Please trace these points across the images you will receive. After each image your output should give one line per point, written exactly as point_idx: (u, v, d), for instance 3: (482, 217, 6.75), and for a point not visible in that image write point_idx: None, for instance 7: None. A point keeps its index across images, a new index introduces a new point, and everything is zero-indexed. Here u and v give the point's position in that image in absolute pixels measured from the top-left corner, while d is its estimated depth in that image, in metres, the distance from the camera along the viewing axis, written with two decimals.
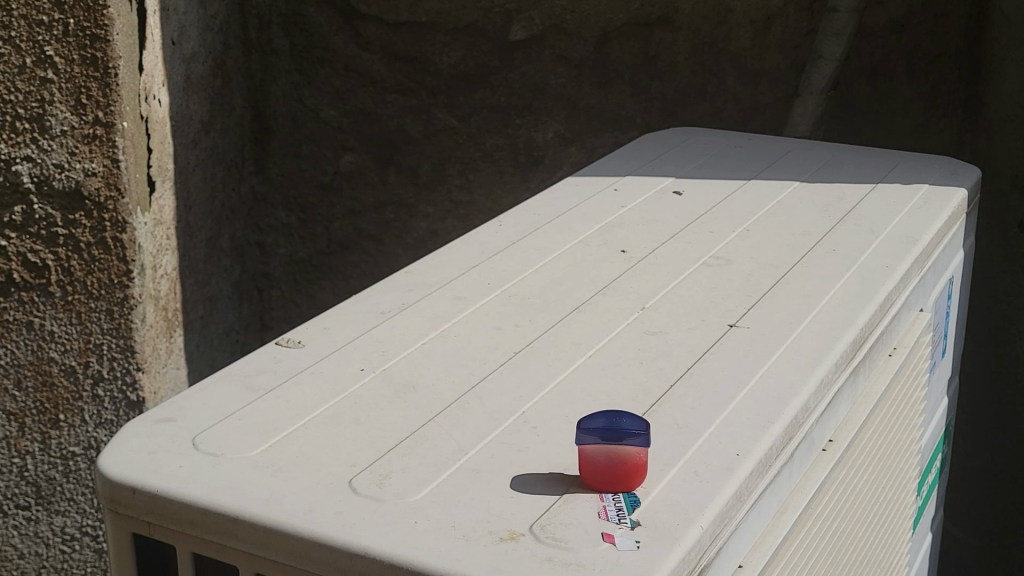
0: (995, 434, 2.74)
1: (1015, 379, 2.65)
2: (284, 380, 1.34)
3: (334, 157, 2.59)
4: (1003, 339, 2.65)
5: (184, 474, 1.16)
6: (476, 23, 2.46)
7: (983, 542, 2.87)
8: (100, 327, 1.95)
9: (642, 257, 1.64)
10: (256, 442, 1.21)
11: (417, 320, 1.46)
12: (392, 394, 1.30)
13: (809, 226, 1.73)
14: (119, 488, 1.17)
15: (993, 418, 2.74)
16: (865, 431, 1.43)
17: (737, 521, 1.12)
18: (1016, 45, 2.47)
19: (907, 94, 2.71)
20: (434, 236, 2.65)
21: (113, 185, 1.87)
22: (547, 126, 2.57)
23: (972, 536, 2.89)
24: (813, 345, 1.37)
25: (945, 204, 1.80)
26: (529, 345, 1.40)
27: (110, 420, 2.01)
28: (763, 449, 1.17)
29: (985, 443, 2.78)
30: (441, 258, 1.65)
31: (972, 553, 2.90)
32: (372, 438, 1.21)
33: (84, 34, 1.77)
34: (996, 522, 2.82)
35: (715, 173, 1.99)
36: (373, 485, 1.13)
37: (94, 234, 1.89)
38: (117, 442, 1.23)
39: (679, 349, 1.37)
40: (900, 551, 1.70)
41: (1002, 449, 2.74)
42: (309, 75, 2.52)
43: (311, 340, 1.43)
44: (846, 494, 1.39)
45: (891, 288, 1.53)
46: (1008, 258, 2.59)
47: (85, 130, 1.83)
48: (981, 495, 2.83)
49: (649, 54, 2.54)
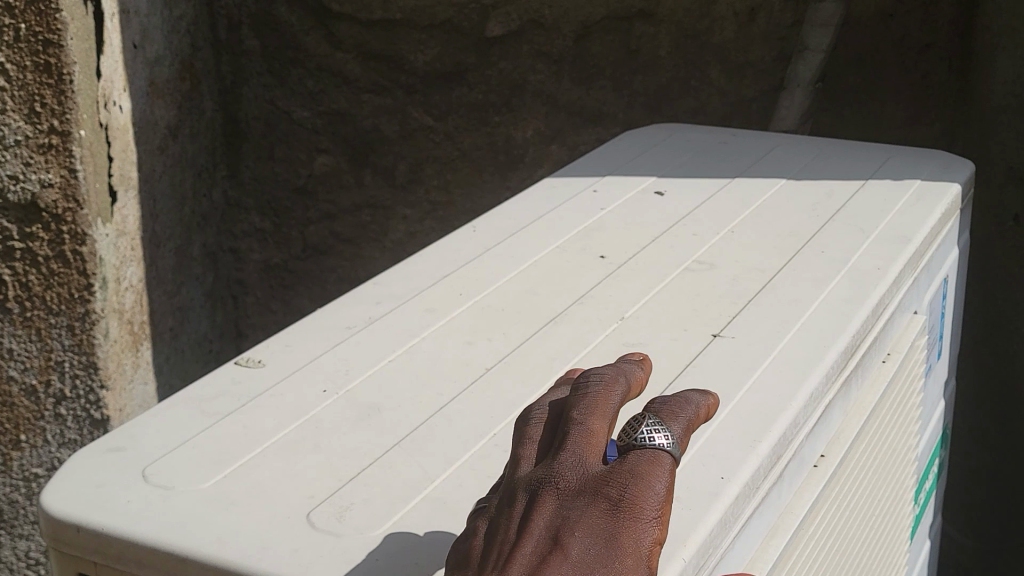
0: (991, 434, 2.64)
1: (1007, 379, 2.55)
2: (242, 403, 1.26)
3: (308, 159, 2.51)
4: (991, 338, 2.57)
5: (132, 509, 1.09)
6: (452, 18, 2.37)
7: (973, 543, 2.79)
8: (61, 343, 1.87)
9: (622, 262, 1.56)
10: (210, 473, 1.14)
11: (386, 335, 1.39)
12: (356, 416, 1.22)
13: (796, 226, 1.66)
14: (62, 525, 1.09)
15: (982, 416, 2.66)
16: (859, 443, 1.36)
17: (721, 551, 1.05)
18: (1006, 32, 2.36)
19: (896, 86, 2.64)
20: (413, 239, 2.59)
21: (70, 197, 1.78)
22: (526, 124, 2.49)
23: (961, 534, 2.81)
24: (802, 356, 1.29)
25: (938, 200, 1.73)
26: (502, 360, 1.32)
27: (75, 440, 1.93)
28: (749, 471, 1.09)
29: (981, 443, 2.69)
30: (411, 267, 1.57)
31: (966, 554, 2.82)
32: (333, 467, 1.14)
33: (36, 39, 1.70)
34: (993, 523, 2.73)
35: (700, 171, 1.92)
36: (332, 518, 1.06)
37: (52, 247, 1.81)
38: (63, 474, 1.15)
39: (660, 362, 1.30)
40: (899, 562, 1.63)
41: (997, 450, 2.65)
42: (281, 76, 2.44)
43: (273, 358, 1.35)
44: (839, 509, 1.32)
45: (884, 291, 1.45)
46: (994, 255, 2.51)
47: (40, 139, 1.75)
48: (976, 496, 2.74)
49: (631, 47, 2.47)
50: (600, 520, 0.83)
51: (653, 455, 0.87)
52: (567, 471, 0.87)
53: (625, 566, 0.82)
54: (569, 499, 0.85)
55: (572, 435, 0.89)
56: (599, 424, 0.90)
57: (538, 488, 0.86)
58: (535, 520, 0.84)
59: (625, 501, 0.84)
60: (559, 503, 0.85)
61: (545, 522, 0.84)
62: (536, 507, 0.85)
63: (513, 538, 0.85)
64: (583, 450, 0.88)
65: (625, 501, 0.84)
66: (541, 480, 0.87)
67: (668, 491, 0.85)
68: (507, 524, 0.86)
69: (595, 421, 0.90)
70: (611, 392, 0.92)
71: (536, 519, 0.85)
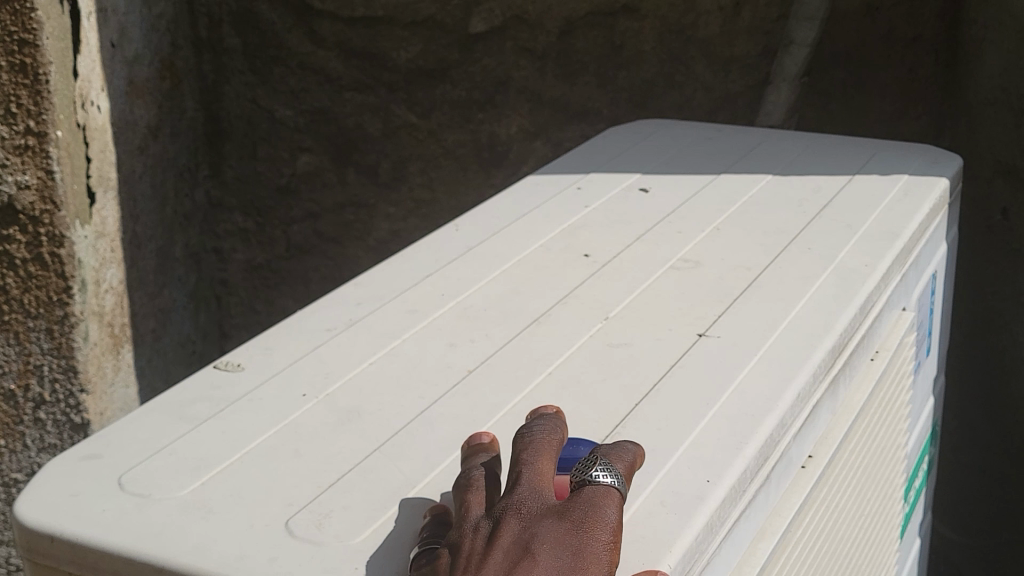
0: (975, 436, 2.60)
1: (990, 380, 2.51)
2: (220, 409, 1.24)
3: (291, 157, 2.49)
4: (967, 339, 2.55)
5: (108, 519, 1.07)
6: (434, 16, 2.33)
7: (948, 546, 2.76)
8: (40, 347, 1.84)
9: (606, 261, 1.54)
10: (187, 481, 1.12)
11: (366, 337, 1.37)
12: (336, 421, 1.20)
13: (783, 223, 1.64)
14: (37, 536, 1.07)
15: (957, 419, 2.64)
16: (848, 443, 1.34)
17: (708, 555, 1.03)
18: (994, 25, 2.34)
19: (883, 79, 2.63)
20: (397, 237, 2.57)
21: (48, 198, 1.76)
22: (510, 121, 2.47)
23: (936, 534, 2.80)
24: (789, 356, 1.27)
25: (926, 195, 1.71)
26: (484, 362, 1.30)
27: (54, 445, 1.91)
28: (736, 474, 1.07)
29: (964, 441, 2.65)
30: (392, 268, 1.55)
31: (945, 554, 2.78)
32: (312, 473, 1.12)
33: (11, 39, 1.67)
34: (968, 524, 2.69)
35: (685, 167, 1.90)
36: (311, 526, 1.04)
37: (30, 249, 1.79)
38: (38, 483, 1.13)
39: (646, 363, 1.28)
40: (889, 562, 1.62)
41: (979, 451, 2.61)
42: (263, 75, 2.41)
43: (252, 362, 1.33)
44: (828, 511, 1.30)
45: (872, 288, 1.43)
46: (974, 254, 2.49)
47: (17, 140, 1.72)
48: (954, 496, 2.71)
49: (615, 43, 2.44)
50: (564, 538, 0.90)
51: (604, 490, 0.93)
52: (528, 500, 0.93)
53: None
54: (534, 521, 0.91)
55: (528, 471, 0.96)
56: (548, 466, 0.97)
57: (502, 512, 0.93)
58: (499, 537, 0.91)
59: (586, 524, 0.90)
60: (522, 524, 0.91)
61: (510, 540, 0.90)
62: (500, 528, 0.92)
63: (478, 552, 0.91)
64: (538, 486, 0.95)
65: (585, 522, 0.90)
66: (505, 506, 0.93)
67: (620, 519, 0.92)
68: (470, 544, 0.92)
69: (542, 462, 0.97)
70: (553, 437, 1.00)
71: (503, 538, 0.91)
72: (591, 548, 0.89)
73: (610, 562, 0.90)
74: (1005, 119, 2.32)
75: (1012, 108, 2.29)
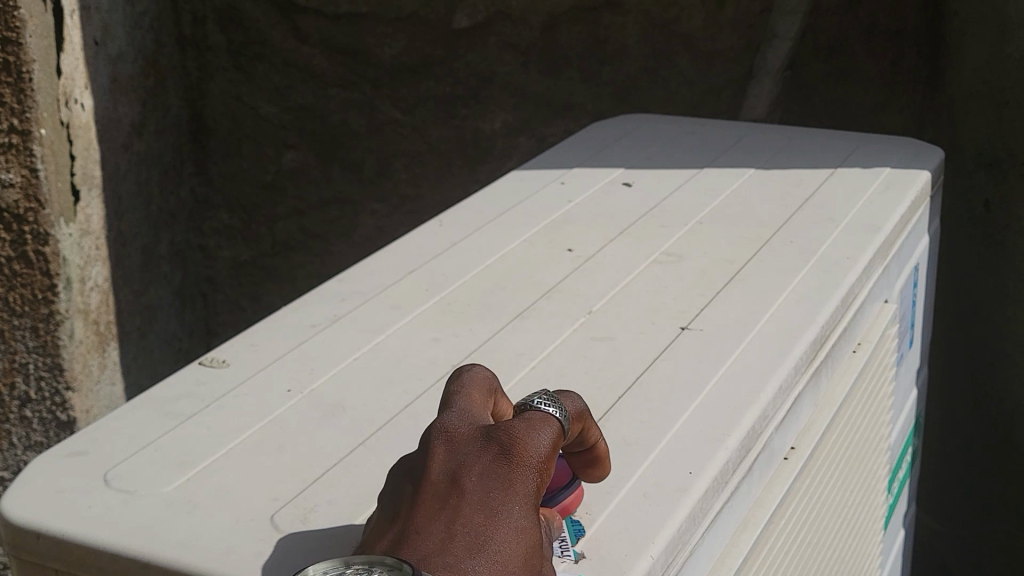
0: (953, 427, 2.62)
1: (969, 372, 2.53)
2: (206, 405, 1.24)
3: (276, 154, 2.49)
4: (949, 331, 2.56)
5: (94, 515, 1.07)
6: (418, 11, 2.35)
7: (932, 539, 2.78)
8: (25, 346, 1.84)
9: (590, 255, 1.55)
10: (173, 476, 1.12)
11: (351, 332, 1.37)
12: (321, 416, 1.21)
13: (765, 217, 1.65)
14: (22, 532, 1.07)
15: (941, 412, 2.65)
16: (830, 434, 1.35)
17: (691, 546, 1.04)
18: (975, 18, 2.35)
19: (865, 73, 2.64)
20: (382, 233, 2.57)
21: (32, 196, 1.76)
22: (494, 116, 2.48)
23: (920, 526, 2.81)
24: (771, 348, 1.28)
25: (907, 188, 1.72)
26: (469, 357, 1.31)
27: (40, 443, 1.91)
28: (718, 466, 1.08)
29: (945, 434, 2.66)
30: (376, 263, 1.55)
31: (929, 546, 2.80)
32: (298, 468, 1.12)
33: None
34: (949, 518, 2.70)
35: (668, 161, 1.91)
36: (297, 521, 1.04)
37: (15, 247, 1.79)
38: (23, 480, 1.13)
39: (629, 356, 1.28)
40: (872, 553, 1.63)
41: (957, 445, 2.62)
42: (247, 72, 2.41)
43: (237, 358, 1.33)
44: (811, 502, 1.31)
45: (854, 281, 1.44)
46: (957, 247, 2.50)
47: (0, 139, 1.72)
48: (938, 489, 2.72)
49: (598, 38, 2.45)
50: (492, 465, 0.92)
51: (539, 415, 0.95)
52: (456, 424, 0.95)
53: (519, 503, 0.91)
54: (461, 445, 0.94)
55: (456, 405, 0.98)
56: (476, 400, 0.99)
57: (430, 437, 0.95)
58: (429, 467, 0.93)
59: (513, 449, 0.92)
60: (451, 449, 0.94)
61: (441, 467, 0.93)
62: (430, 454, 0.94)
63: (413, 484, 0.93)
64: (468, 411, 0.97)
65: (512, 447, 0.92)
66: (432, 432, 0.95)
67: (551, 437, 0.94)
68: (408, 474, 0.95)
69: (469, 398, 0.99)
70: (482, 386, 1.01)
71: (434, 464, 0.93)
72: (519, 478, 0.91)
73: (539, 484, 0.92)
74: (987, 112, 2.33)
75: (994, 101, 2.30)
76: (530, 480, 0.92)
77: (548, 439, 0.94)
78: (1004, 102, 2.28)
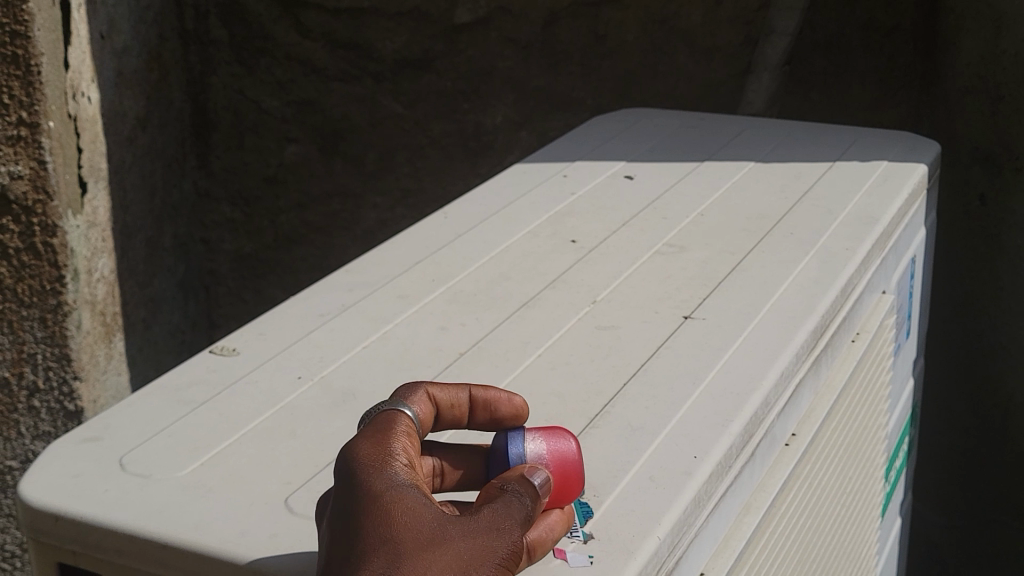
0: (949, 419, 2.65)
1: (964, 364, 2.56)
2: (217, 392, 1.27)
3: (278, 148, 2.51)
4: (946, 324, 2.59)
5: (111, 499, 1.09)
6: (420, 7, 2.37)
7: (927, 530, 2.80)
8: (34, 336, 1.87)
9: (593, 246, 1.57)
10: (187, 461, 1.14)
11: (359, 322, 1.39)
12: (332, 402, 1.23)
13: (765, 209, 1.67)
14: (40, 515, 1.10)
15: (937, 405, 2.68)
16: (830, 422, 1.37)
17: (696, 529, 1.06)
18: (970, 14, 2.38)
19: (862, 68, 2.67)
20: (384, 227, 2.59)
21: (40, 188, 1.79)
22: (495, 111, 2.51)
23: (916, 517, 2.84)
24: (773, 337, 1.30)
25: (904, 181, 1.75)
26: (476, 345, 1.33)
27: (48, 432, 1.93)
28: (722, 450, 1.10)
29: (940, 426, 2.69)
30: (382, 255, 1.57)
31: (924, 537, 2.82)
32: (310, 453, 1.15)
33: (3, 31, 1.69)
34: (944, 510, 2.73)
35: (669, 155, 1.93)
36: (311, 504, 1.07)
37: (23, 239, 1.81)
38: (39, 465, 1.15)
39: (632, 345, 1.31)
40: (870, 541, 1.65)
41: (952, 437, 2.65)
42: (249, 66, 2.43)
43: (247, 347, 1.36)
44: (811, 488, 1.33)
45: (853, 271, 1.47)
46: (952, 241, 2.52)
47: (9, 131, 1.74)
48: (934, 481, 2.75)
49: (599, 33, 2.48)
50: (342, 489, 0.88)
51: (373, 429, 0.92)
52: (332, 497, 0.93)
53: (375, 495, 0.85)
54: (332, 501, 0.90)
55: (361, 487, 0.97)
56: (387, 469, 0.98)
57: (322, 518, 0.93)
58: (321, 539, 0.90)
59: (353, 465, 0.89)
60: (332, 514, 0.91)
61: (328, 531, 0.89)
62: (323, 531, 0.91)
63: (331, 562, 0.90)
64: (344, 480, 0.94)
65: (353, 463, 0.88)
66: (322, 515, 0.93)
67: (388, 441, 0.90)
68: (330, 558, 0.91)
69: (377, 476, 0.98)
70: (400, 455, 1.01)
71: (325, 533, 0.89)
72: (361, 478, 0.86)
73: (390, 471, 0.87)
74: (983, 107, 2.36)
75: (990, 96, 2.33)
76: (387, 478, 0.86)
77: (387, 444, 0.90)
78: (999, 97, 2.30)
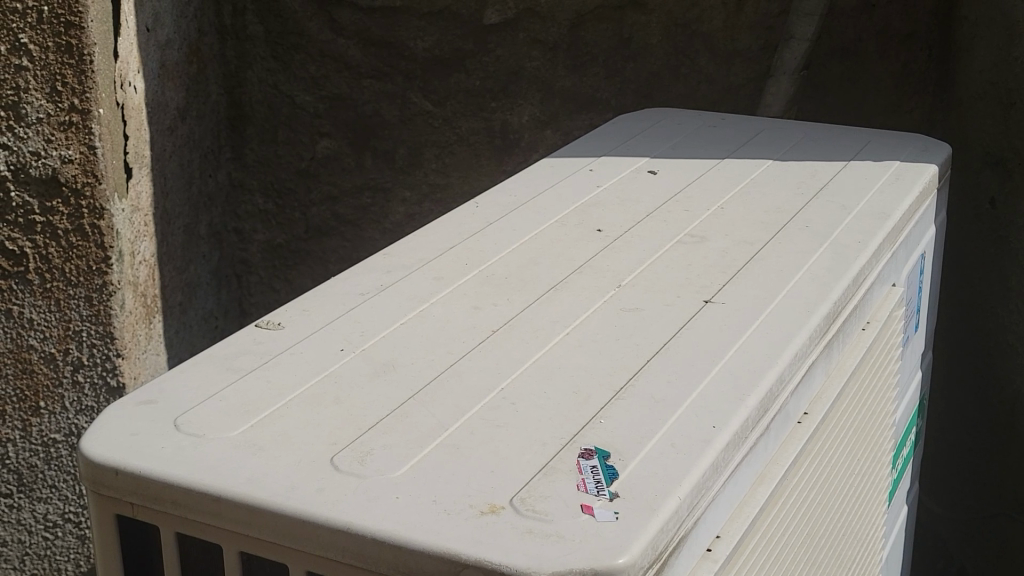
0: (961, 416, 2.71)
1: (976, 361, 2.62)
2: (264, 361, 1.35)
3: (310, 141, 2.59)
4: (958, 323, 2.66)
5: (167, 454, 1.17)
6: (450, 7, 2.46)
7: (938, 526, 2.87)
8: (79, 313, 1.95)
9: (618, 236, 1.65)
10: (238, 422, 1.22)
11: (398, 300, 1.48)
12: (372, 372, 1.31)
13: (783, 203, 1.75)
14: (102, 469, 1.18)
15: (947, 403, 2.75)
16: (840, 403, 1.45)
17: (714, 492, 1.14)
18: (984, 22, 2.46)
19: (878, 74, 2.74)
20: (411, 221, 2.67)
21: (89, 171, 1.87)
22: (522, 109, 2.58)
23: (927, 513, 2.90)
24: (787, 320, 1.38)
25: (915, 180, 1.83)
26: (507, 323, 1.41)
27: (92, 406, 2.02)
28: (738, 421, 1.18)
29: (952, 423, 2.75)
30: (419, 240, 1.66)
31: (936, 531, 2.89)
32: (353, 416, 1.23)
33: (58, 21, 1.77)
34: (954, 505, 2.79)
35: (691, 152, 2.01)
36: (355, 462, 1.14)
37: (72, 221, 1.89)
38: (101, 424, 1.24)
39: (655, 325, 1.39)
40: (877, 523, 1.73)
41: (964, 434, 2.70)
42: (284, 62, 2.52)
43: (291, 321, 1.44)
44: (822, 463, 1.41)
45: (865, 263, 1.55)
46: (963, 242, 2.60)
47: (61, 117, 1.83)
48: (946, 477, 2.81)
49: (624, 36, 2.56)
50: None
51: None
52: None
53: None
54: None
55: None
56: None
57: None
58: None
59: None
60: None
61: None
62: None
63: None
64: None
65: None
66: None
67: None
68: None
69: None
70: None
71: None
72: None
73: None
74: (994, 113, 2.43)
75: (1000, 101, 2.40)
76: None
77: None
78: (1010, 102, 2.37)
